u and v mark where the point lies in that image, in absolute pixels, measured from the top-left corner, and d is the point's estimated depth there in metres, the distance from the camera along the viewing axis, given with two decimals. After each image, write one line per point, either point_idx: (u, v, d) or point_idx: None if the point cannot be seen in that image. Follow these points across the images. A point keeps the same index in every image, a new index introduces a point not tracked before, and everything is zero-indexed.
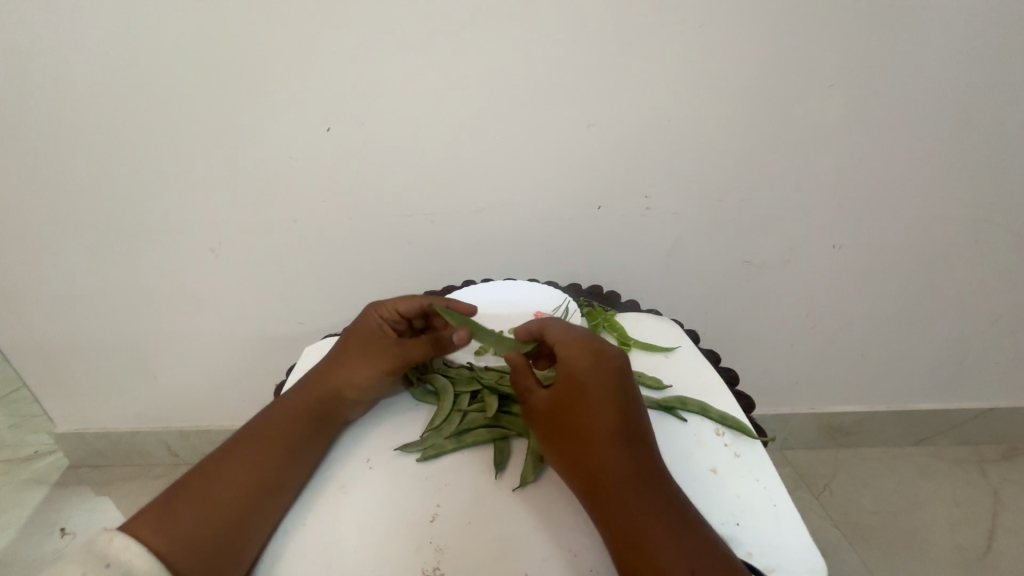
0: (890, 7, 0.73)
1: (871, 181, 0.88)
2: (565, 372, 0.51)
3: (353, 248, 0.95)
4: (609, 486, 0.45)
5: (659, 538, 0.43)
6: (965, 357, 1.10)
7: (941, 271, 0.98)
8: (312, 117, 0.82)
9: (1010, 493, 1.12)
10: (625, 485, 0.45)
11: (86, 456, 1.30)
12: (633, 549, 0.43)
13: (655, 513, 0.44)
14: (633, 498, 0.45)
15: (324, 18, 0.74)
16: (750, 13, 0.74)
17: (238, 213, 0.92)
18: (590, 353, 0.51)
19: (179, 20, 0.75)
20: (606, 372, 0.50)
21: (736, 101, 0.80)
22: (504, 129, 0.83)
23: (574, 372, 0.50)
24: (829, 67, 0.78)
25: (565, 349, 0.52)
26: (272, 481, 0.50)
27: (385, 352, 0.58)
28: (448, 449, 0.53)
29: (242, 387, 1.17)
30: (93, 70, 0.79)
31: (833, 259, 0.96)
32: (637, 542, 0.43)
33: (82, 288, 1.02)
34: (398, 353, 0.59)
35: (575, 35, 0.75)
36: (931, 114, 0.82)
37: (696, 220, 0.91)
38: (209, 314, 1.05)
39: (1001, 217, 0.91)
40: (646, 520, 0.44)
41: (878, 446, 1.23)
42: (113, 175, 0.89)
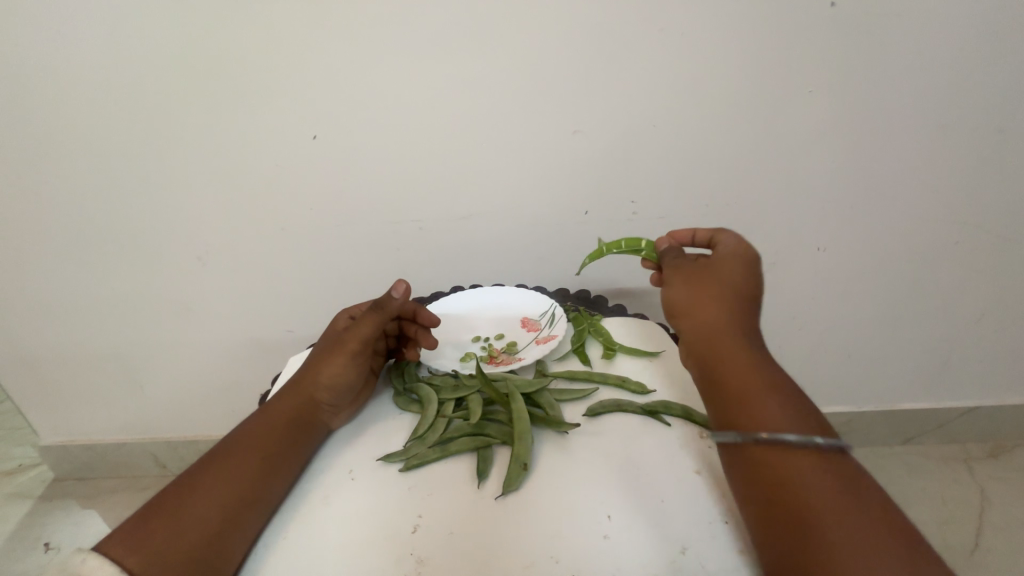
0: (864, 15, 0.75)
1: (853, 184, 0.89)
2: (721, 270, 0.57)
3: (341, 255, 0.95)
4: (726, 347, 0.52)
5: (763, 393, 0.48)
6: (950, 356, 1.11)
7: (923, 271, 0.99)
8: (297, 124, 0.82)
9: (997, 490, 1.13)
10: (740, 348, 0.51)
11: (72, 469, 1.28)
12: (733, 395, 0.49)
13: (762, 372, 0.49)
14: (746, 358, 0.51)
15: (309, 28, 0.75)
16: (729, 20, 0.75)
17: (225, 221, 0.91)
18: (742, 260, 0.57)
19: (163, 30, 0.75)
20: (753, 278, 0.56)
21: (718, 106, 0.81)
22: (489, 135, 0.83)
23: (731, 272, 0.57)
24: (808, 72, 0.79)
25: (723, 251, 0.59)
26: (253, 491, 0.49)
27: (342, 340, 0.61)
28: (432, 458, 0.53)
29: (230, 396, 1.16)
30: (76, 80, 0.79)
31: (818, 261, 0.97)
32: (742, 390, 0.48)
33: (67, 298, 1.01)
34: (350, 338, 0.61)
35: (558, 42, 0.76)
36: (908, 118, 0.83)
37: (682, 225, 0.92)
38: (196, 324, 1.05)
39: (980, 218, 0.93)
40: (753, 375, 0.49)
41: (866, 445, 1.24)
42: (96, 185, 0.88)
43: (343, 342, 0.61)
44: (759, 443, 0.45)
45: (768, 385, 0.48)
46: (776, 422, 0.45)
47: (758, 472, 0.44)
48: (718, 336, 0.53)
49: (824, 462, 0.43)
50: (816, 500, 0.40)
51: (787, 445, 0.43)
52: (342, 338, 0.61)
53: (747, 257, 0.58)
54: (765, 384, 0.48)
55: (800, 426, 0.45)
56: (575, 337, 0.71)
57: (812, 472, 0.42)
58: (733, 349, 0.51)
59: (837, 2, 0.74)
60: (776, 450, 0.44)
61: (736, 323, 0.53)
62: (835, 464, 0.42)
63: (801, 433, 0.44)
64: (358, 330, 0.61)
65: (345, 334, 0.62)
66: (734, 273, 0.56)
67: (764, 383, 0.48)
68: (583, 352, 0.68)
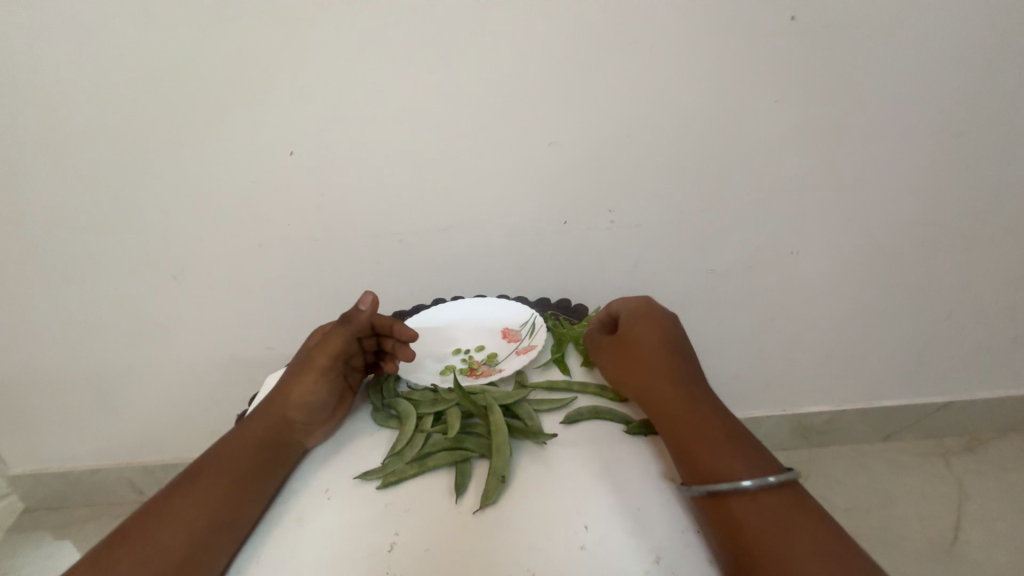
0: (824, 28, 0.78)
1: (822, 189, 0.92)
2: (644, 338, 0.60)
3: (320, 270, 0.94)
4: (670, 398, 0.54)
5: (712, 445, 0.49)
6: (923, 353, 1.15)
7: (893, 271, 1.02)
8: (273, 141, 0.82)
9: (974, 482, 1.16)
10: (682, 399, 0.53)
11: (43, 498, 1.23)
12: (686, 450, 0.50)
13: (705, 418, 0.51)
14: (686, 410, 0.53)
15: (283, 45, 0.75)
16: (696, 34, 0.77)
17: (200, 240, 0.90)
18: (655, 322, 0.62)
19: (134, 49, 0.74)
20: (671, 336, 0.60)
21: (688, 116, 0.83)
22: (466, 148, 0.84)
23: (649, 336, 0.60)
24: (772, 83, 0.82)
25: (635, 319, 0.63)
26: (221, 517, 0.48)
27: (313, 357, 0.61)
28: (410, 474, 0.53)
29: (210, 416, 1.13)
30: (43, 100, 0.78)
31: (792, 264, 0.99)
32: (691, 443, 0.50)
33: (36, 322, 0.98)
34: (321, 354, 0.61)
35: (531, 58, 0.77)
36: (870, 125, 0.86)
37: (659, 232, 0.94)
38: (173, 344, 1.02)
39: (943, 219, 0.96)
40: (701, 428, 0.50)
41: (847, 443, 1.26)
42: (67, 205, 0.86)
43: (315, 359, 0.61)
44: (717, 495, 0.45)
45: (713, 429, 0.50)
46: (726, 468, 0.47)
47: (722, 522, 0.44)
48: (664, 391, 0.55)
49: (774, 501, 0.44)
50: (776, 545, 0.41)
51: (743, 492, 0.45)
52: (311, 358, 0.61)
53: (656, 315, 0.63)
54: (711, 430, 0.50)
55: (747, 468, 0.46)
56: (555, 346, 0.71)
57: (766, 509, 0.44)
58: (677, 400, 0.53)
59: (798, 15, 0.77)
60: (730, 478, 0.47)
61: (673, 374, 0.56)
62: (783, 500, 0.45)
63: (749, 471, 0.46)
64: (329, 344, 0.62)
65: (315, 351, 0.62)
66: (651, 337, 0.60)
67: (711, 429, 0.50)
68: (563, 361, 0.69)
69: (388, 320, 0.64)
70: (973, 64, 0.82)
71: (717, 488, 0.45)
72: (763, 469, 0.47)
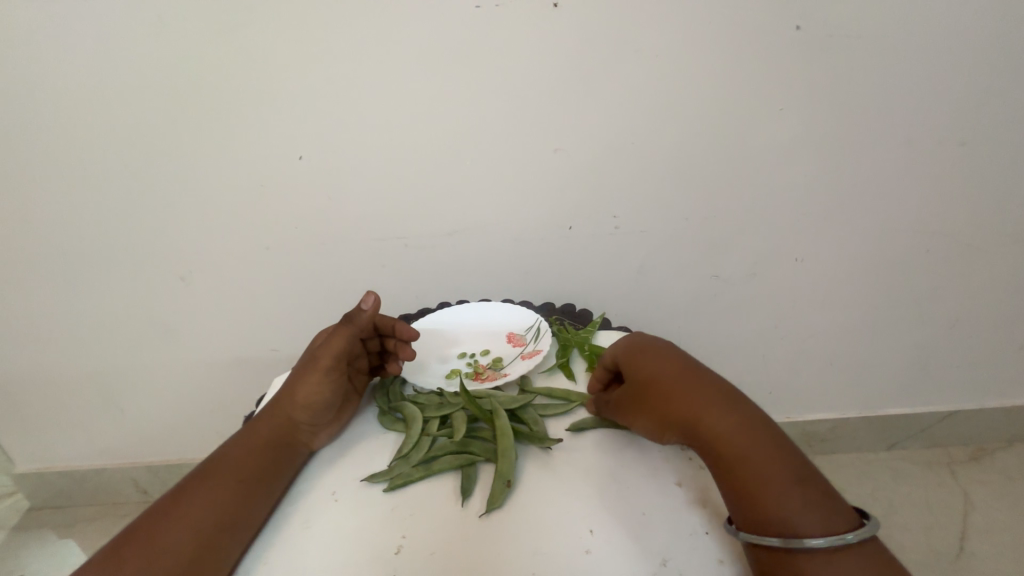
0: (829, 37, 0.78)
1: (826, 197, 0.92)
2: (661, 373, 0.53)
3: (326, 273, 0.95)
4: (726, 441, 0.47)
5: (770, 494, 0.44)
6: (928, 362, 1.14)
7: (898, 279, 1.02)
8: (282, 145, 0.83)
9: (979, 493, 1.15)
10: (740, 444, 0.46)
11: (48, 497, 1.24)
12: (747, 502, 0.44)
13: (768, 462, 0.45)
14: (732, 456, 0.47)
15: (294, 51, 0.76)
16: (701, 43, 0.78)
17: (209, 242, 0.91)
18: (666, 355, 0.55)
19: (148, 54, 0.76)
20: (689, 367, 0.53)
21: (694, 123, 0.84)
22: (473, 154, 0.85)
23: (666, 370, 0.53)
24: (777, 91, 0.82)
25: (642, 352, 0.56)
26: (228, 518, 0.49)
27: (316, 357, 0.61)
28: (416, 477, 0.53)
29: (215, 417, 1.14)
30: (59, 103, 0.79)
31: (796, 271, 1.00)
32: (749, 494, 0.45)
33: (46, 321, 0.99)
34: (325, 353, 0.61)
35: (538, 66, 0.79)
36: (874, 133, 0.87)
37: (664, 238, 0.94)
38: (179, 345, 1.03)
39: (947, 227, 0.96)
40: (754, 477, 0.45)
41: (852, 452, 1.26)
42: (79, 207, 0.88)
43: (319, 359, 0.61)
44: (784, 553, 0.41)
45: (778, 478, 0.44)
46: (796, 523, 0.42)
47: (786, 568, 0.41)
48: (718, 437, 0.47)
49: (852, 562, 0.41)
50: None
51: (812, 551, 0.41)
52: (313, 358, 0.61)
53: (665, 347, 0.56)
54: (774, 479, 0.44)
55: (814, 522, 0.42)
56: (559, 351, 0.71)
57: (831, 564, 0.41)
58: (735, 445, 0.46)
59: (803, 25, 0.77)
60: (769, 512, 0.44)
61: (724, 413, 0.48)
62: (857, 558, 0.41)
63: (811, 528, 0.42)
64: (333, 343, 0.62)
65: (319, 351, 0.62)
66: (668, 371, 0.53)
67: (775, 476, 0.44)
68: (567, 366, 0.69)
69: (391, 320, 0.65)
70: (977, 75, 0.83)
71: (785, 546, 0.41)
72: (837, 521, 0.42)
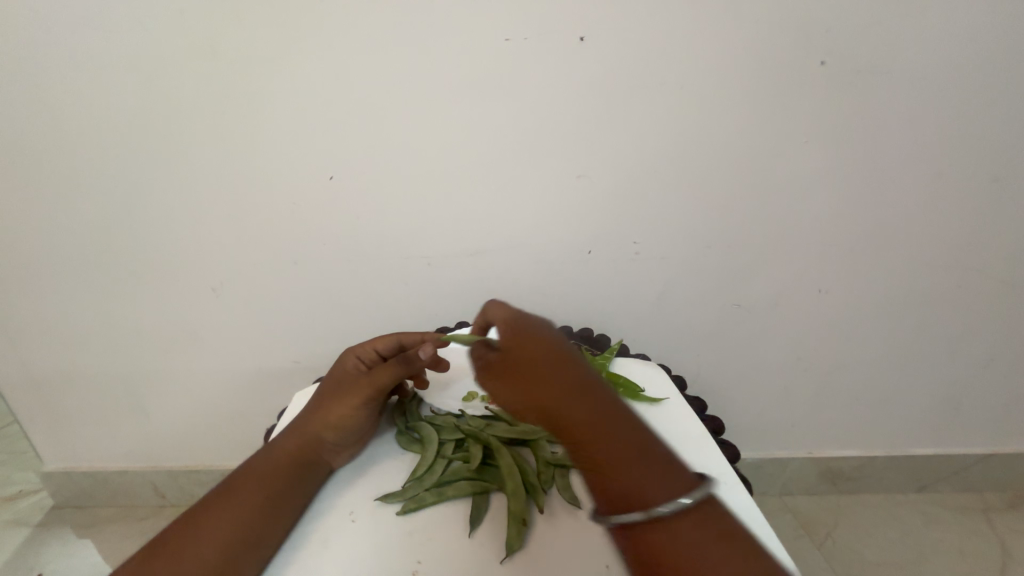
0: (854, 73, 0.79)
1: (852, 230, 0.91)
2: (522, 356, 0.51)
3: (351, 290, 0.98)
4: (635, 499, 0.43)
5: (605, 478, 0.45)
6: (960, 401, 1.10)
7: (928, 314, 0.99)
8: (316, 166, 0.87)
9: (1018, 544, 1.09)
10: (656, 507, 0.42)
11: (71, 497, 1.28)
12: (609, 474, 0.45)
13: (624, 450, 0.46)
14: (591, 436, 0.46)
15: (331, 79, 0.80)
16: (725, 76, 0.79)
17: (241, 256, 0.95)
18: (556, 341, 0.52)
19: (197, 80, 0.81)
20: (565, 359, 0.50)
21: (717, 154, 0.85)
22: (496, 179, 0.87)
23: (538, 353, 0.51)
24: (801, 124, 0.82)
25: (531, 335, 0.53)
26: (250, 535, 0.50)
27: (356, 385, 0.61)
28: (428, 501, 0.53)
29: (235, 425, 1.17)
30: (113, 123, 0.85)
31: (820, 303, 0.98)
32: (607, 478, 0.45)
33: (85, 325, 1.04)
34: (368, 383, 0.61)
35: (563, 97, 0.81)
36: (902, 168, 0.86)
37: (684, 265, 0.94)
38: (206, 352, 1.07)
39: (980, 263, 0.94)
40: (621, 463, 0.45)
41: (879, 492, 1.21)
42: (124, 219, 0.93)
43: (363, 388, 0.61)
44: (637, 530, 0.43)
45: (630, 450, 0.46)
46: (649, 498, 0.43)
47: None
48: (600, 460, 0.45)
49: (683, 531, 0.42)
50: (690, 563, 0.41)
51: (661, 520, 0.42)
52: (349, 384, 0.62)
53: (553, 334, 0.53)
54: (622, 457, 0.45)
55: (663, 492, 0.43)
56: None
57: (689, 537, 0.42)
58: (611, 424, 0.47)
59: (827, 61, 0.78)
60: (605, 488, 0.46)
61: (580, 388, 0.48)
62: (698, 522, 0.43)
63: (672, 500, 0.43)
64: (382, 375, 0.62)
65: (359, 380, 0.62)
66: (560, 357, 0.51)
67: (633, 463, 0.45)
68: None
69: (417, 339, 0.63)
70: (1008, 112, 0.82)
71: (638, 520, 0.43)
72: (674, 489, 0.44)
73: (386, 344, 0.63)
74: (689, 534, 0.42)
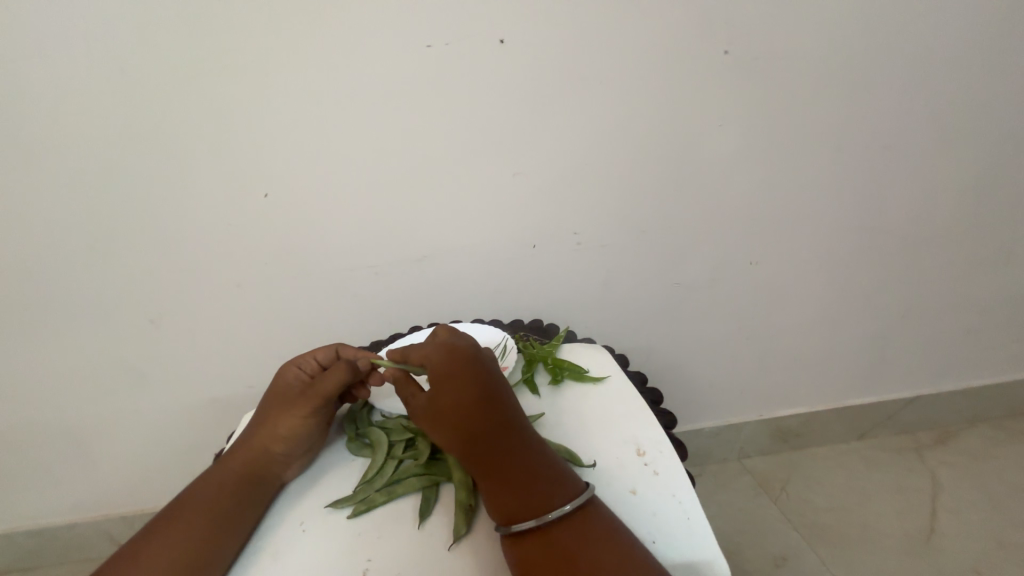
0: (755, 59, 0.85)
1: (771, 204, 0.98)
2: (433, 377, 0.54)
3: (298, 307, 0.96)
4: (528, 511, 0.48)
5: (508, 489, 0.50)
6: (885, 352, 1.20)
7: (847, 275, 1.08)
8: (247, 185, 0.85)
9: (946, 474, 1.20)
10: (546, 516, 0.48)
11: (15, 560, 1.19)
12: (515, 482, 0.50)
13: (523, 462, 0.51)
14: (494, 453, 0.51)
15: (254, 96, 0.79)
16: (639, 69, 0.84)
17: (178, 283, 0.92)
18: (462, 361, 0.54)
19: (109, 104, 0.78)
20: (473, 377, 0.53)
21: (640, 143, 0.90)
22: (433, 183, 0.88)
23: (444, 376, 0.54)
24: (714, 109, 0.88)
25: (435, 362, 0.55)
26: (200, 557, 0.49)
27: (298, 395, 0.61)
28: (378, 502, 0.54)
29: (191, 460, 1.12)
30: (18, 155, 0.80)
31: (751, 274, 1.05)
32: (509, 486, 0.50)
33: (10, 374, 0.97)
34: (311, 392, 0.61)
35: (490, 99, 0.83)
36: (808, 142, 0.94)
37: (623, 250, 0.99)
38: (151, 387, 1.02)
39: (885, 225, 1.03)
40: (521, 471, 0.50)
41: (826, 444, 1.30)
42: (43, 256, 0.88)
43: (306, 397, 0.60)
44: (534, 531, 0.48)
45: (528, 460, 0.51)
46: (548, 507, 0.49)
47: None
48: (505, 473, 0.50)
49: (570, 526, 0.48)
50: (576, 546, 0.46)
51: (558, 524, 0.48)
52: (292, 394, 0.62)
53: (459, 351, 0.55)
54: (525, 468, 0.50)
55: (563, 501, 0.49)
56: (524, 366, 0.72)
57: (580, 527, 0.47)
58: (515, 439, 0.52)
59: (730, 49, 0.84)
60: (506, 497, 0.50)
61: (483, 411, 0.52)
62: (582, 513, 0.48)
63: (562, 503, 0.49)
64: (326, 383, 0.60)
65: (301, 389, 0.62)
66: (462, 379, 0.53)
67: (533, 472, 0.50)
68: (531, 380, 0.70)
69: (355, 350, 0.66)
70: (890, 86, 0.91)
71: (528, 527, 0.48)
72: (568, 495, 0.49)
73: (327, 353, 0.66)
74: (568, 540, 0.47)
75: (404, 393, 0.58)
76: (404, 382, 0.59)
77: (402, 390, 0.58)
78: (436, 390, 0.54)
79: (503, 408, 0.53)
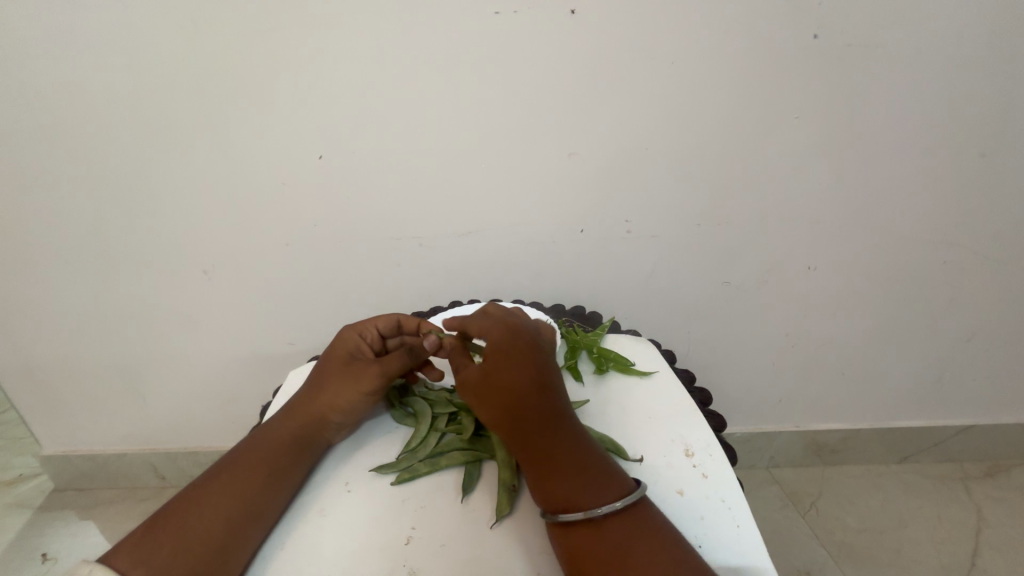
0: (846, 46, 0.78)
1: (842, 207, 0.92)
2: (495, 352, 0.55)
3: (343, 271, 0.98)
4: (577, 502, 0.49)
5: (557, 473, 0.51)
6: (944, 375, 1.13)
7: (916, 290, 1.00)
8: (304, 146, 0.86)
9: (993, 510, 1.14)
10: (595, 510, 0.48)
11: (71, 479, 1.29)
12: (564, 467, 0.51)
13: (573, 448, 0.52)
14: (545, 435, 0.52)
15: (316, 54, 0.78)
16: (717, 49, 0.78)
17: (231, 237, 0.94)
18: (525, 344, 0.56)
19: (175, 54, 0.78)
20: (533, 358, 0.56)
21: (708, 130, 0.84)
22: (485, 159, 0.87)
23: (507, 353, 0.55)
24: (794, 98, 0.82)
25: (496, 338, 0.56)
26: (253, 508, 0.51)
27: (363, 369, 0.62)
28: (422, 472, 0.56)
29: (233, 407, 1.18)
30: (90, 99, 0.82)
31: (808, 280, 0.99)
32: (557, 472, 0.51)
33: (75, 311, 1.04)
34: (375, 369, 0.62)
35: (553, 73, 0.80)
36: (895, 143, 0.86)
37: (675, 243, 0.95)
38: (200, 335, 1.07)
39: (965, 240, 0.95)
40: (570, 457, 0.51)
41: (861, 463, 1.25)
42: (110, 200, 0.91)
43: (370, 375, 0.62)
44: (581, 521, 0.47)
45: (578, 447, 0.52)
46: (593, 498, 0.49)
47: None
48: (554, 457, 0.51)
49: (617, 523, 0.47)
50: (622, 540, 0.46)
51: (604, 517, 0.48)
52: (357, 367, 0.63)
53: (520, 333, 0.57)
54: (575, 454, 0.51)
55: (610, 495, 0.49)
56: (568, 353, 0.72)
57: (625, 524, 0.47)
58: (567, 424, 0.53)
59: (821, 34, 0.77)
60: (554, 483, 0.50)
61: (538, 391, 0.54)
62: (631, 510, 0.48)
63: (613, 498, 0.49)
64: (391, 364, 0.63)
65: (367, 363, 0.63)
66: (524, 359, 0.55)
67: (582, 461, 0.51)
68: (576, 367, 0.70)
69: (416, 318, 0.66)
70: (1002, 85, 0.81)
71: (574, 516, 0.47)
72: (617, 490, 0.49)
73: (388, 323, 0.65)
74: (620, 534, 0.47)
75: (457, 363, 0.58)
76: (459, 352, 0.59)
77: (453, 361, 0.58)
78: (497, 364, 0.55)
79: (557, 397, 0.55)
